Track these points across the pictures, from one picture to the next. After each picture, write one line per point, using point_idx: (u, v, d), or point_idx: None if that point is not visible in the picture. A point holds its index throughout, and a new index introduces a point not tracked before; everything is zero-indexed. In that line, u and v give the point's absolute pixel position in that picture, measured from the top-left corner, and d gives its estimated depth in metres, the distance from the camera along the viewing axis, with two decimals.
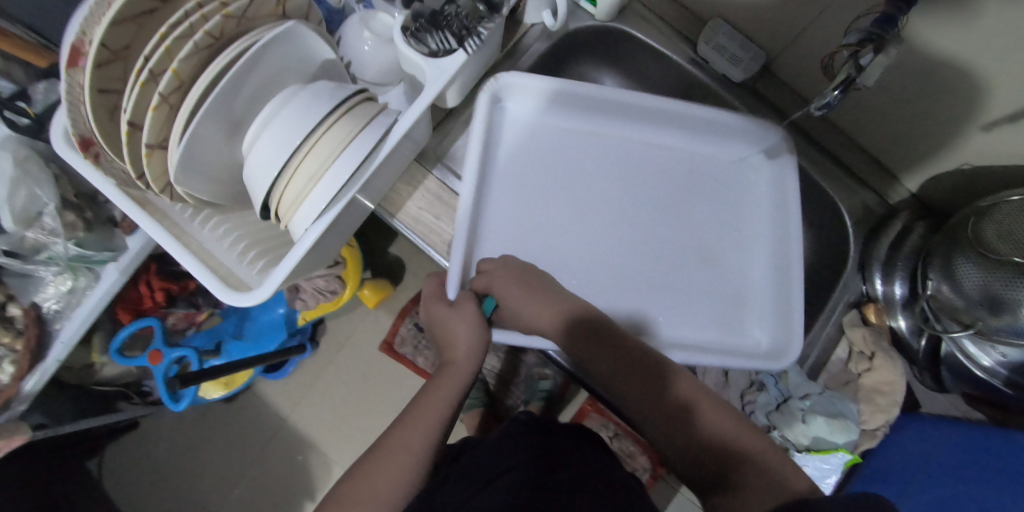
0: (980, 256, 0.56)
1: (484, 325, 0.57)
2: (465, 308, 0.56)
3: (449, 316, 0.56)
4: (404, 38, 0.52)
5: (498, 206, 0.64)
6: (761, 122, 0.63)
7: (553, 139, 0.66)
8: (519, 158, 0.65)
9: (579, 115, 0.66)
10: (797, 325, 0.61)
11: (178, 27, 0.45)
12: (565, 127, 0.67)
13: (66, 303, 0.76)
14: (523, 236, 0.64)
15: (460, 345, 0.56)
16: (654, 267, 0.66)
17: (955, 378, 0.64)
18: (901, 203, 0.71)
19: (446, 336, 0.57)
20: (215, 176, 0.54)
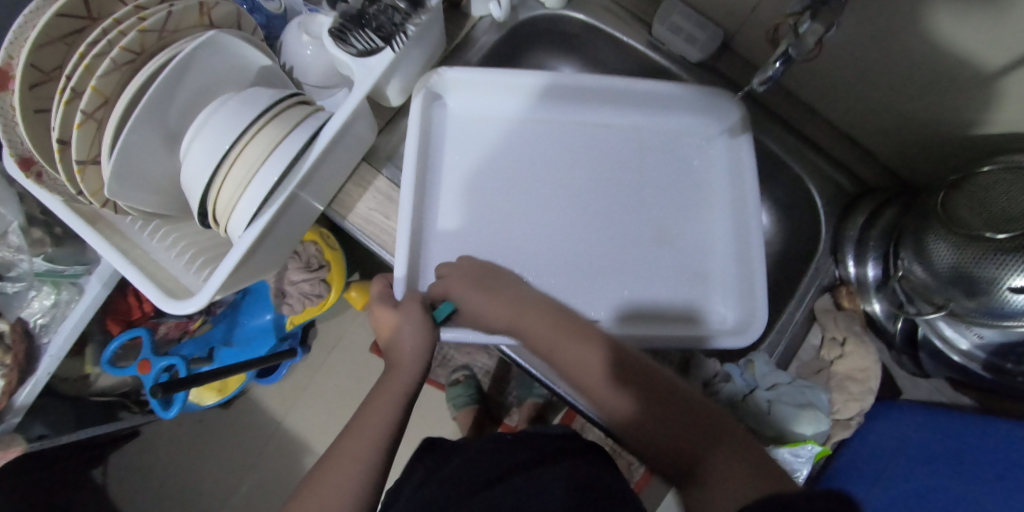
0: (947, 231, 0.53)
1: (429, 322, 0.56)
2: (409, 308, 0.56)
3: (393, 317, 0.56)
4: (332, 38, 0.51)
5: (450, 205, 0.63)
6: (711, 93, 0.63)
7: (505, 132, 0.66)
8: (471, 155, 0.65)
9: (539, 107, 0.66)
10: (760, 297, 0.59)
11: (95, 45, 0.46)
12: (526, 120, 0.67)
13: (51, 317, 0.77)
14: (478, 232, 0.63)
15: (406, 346, 0.55)
16: (616, 256, 0.64)
17: (936, 363, 0.61)
18: (876, 180, 0.67)
19: (390, 338, 0.56)
20: (158, 188, 0.55)
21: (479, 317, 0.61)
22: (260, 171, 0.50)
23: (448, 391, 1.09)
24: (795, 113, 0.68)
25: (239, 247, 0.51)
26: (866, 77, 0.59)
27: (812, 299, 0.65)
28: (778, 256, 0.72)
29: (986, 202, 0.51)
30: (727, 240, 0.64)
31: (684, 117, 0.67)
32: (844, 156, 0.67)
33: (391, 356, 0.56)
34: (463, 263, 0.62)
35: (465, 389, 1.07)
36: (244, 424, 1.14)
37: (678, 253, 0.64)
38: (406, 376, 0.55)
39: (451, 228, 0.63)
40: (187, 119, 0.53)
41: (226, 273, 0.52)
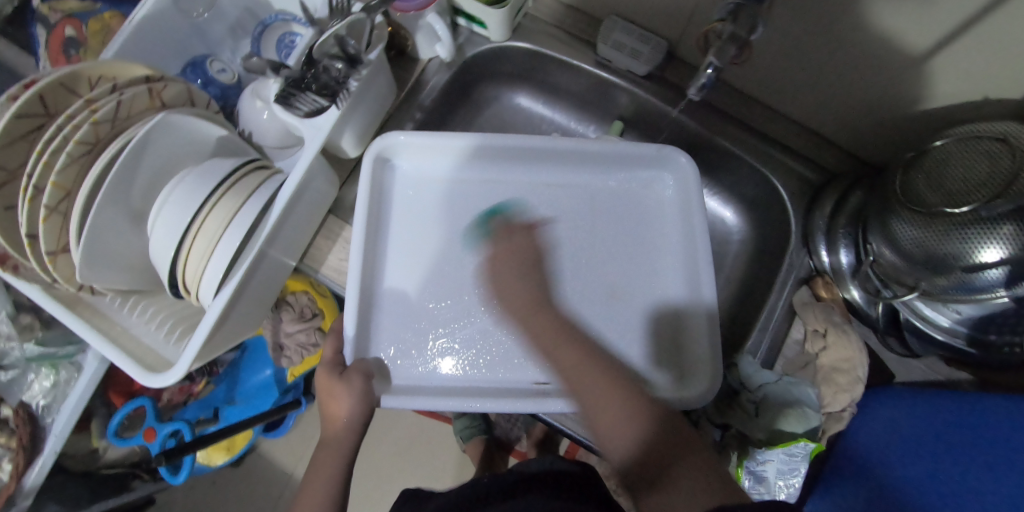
0: (909, 211, 0.53)
1: (369, 398, 0.56)
2: (352, 380, 0.55)
3: (332, 387, 0.56)
4: (278, 104, 0.53)
5: (400, 268, 0.63)
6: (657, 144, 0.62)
7: (456, 195, 0.65)
8: (417, 216, 0.65)
9: (489, 165, 0.66)
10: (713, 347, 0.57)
11: (52, 142, 0.48)
12: (476, 179, 0.66)
13: (53, 397, 0.79)
14: (428, 298, 0.62)
15: (341, 418, 0.55)
16: (566, 317, 0.62)
17: (923, 344, 0.60)
18: (838, 166, 0.67)
19: (329, 410, 0.56)
20: (128, 266, 0.56)
21: (430, 386, 0.59)
22: (222, 240, 0.52)
23: (456, 423, 1.08)
24: (749, 111, 0.68)
25: (210, 313, 0.52)
26: (810, 70, 0.59)
27: (790, 293, 0.64)
28: (754, 255, 0.72)
29: (944, 178, 0.52)
30: (681, 286, 0.62)
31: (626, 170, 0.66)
32: (803, 147, 0.68)
33: (328, 425, 0.56)
34: (414, 325, 0.61)
35: (472, 421, 1.06)
36: (257, 481, 1.14)
37: (635, 308, 0.62)
38: (341, 448, 0.56)
39: (402, 292, 0.62)
40: (150, 197, 0.55)
41: (199, 342, 0.52)
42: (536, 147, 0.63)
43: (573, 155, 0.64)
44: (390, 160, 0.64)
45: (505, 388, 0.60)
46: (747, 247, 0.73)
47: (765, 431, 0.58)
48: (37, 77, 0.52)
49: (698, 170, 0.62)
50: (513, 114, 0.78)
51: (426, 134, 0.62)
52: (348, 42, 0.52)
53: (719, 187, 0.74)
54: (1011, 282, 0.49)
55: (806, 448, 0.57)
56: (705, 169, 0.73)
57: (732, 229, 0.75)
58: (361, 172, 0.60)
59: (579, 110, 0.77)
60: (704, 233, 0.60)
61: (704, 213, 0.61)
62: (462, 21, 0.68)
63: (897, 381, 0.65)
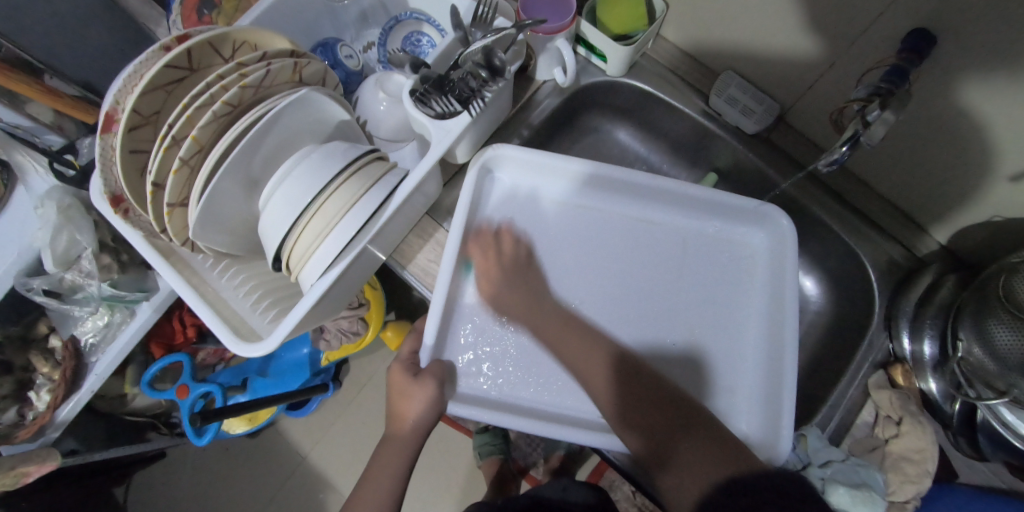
0: (1011, 315, 0.53)
1: (439, 404, 0.56)
2: (428, 385, 0.55)
3: (407, 388, 0.55)
4: (413, 99, 0.54)
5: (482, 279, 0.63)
6: (762, 202, 0.62)
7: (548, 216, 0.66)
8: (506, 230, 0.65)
9: (584, 192, 0.66)
10: (788, 415, 0.56)
11: (200, 98, 0.50)
12: (570, 205, 0.66)
13: (103, 337, 0.80)
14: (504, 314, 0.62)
15: (410, 419, 0.55)
16: None
17: (994, 446, 0.60)
18: (930, 256, 0.67)
19: (398, 408, 0.56)
20: (233, 228, 0.57)
21: (496, 401, 0.59)
22: (338, 224, 0.51)
23: (477, 437, 1.07)
24: (847, 185, 0.68)
25: (312, 294, 0.52)
26: (919, 160, 0.60)
27: (865, 374, 0.64)
28: (829, 329, 0.72)
29: None
30: (758, 352, 0.62)
31: (716, 223, 0.66)
32: (898, 231, 0.67)
33: (394, 422, 0.56)
34: (489, 340, 0.61)
35: (494, 438, 1.04)
36: (269, 457, 1.14)
37: (708, 366, 0.62)
38: (405, 448, 0.56)
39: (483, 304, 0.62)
40: (269, 166, 0.55)
41: (295, 319, 0.52)
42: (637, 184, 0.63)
43: (671, 197, 0.64)
44: (491, 172, 0.65)
45: (571, 417, 0.59)
46: (822, 319, 0.73)
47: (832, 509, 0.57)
48: (189, 34, 0.54)
49: (797, 234, 0.61)
50: (607, 146, 0.79)
51: (533, 152, 0.62)
52: (496, 54, 0.54)
53: (802, 254, 0.74)
54: None
55: None
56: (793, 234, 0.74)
57: (810, 298, 0.75)
58: (468, 181, 0.61)
59: (675, 154, 0.78)
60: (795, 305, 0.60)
61: (798, 279, 0.60)
62: (582, 49, 0.69)
63: (959, 480, 0.64)
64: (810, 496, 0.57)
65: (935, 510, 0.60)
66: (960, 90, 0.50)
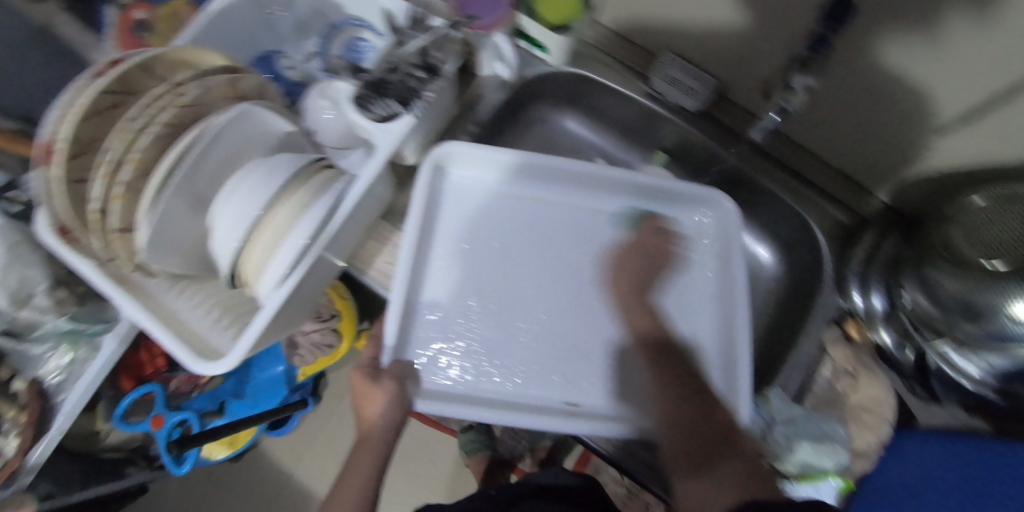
0: (946, 263, 0.56)
1: (403, 402, 0.56)
2: (387, 385, 0.55)
3: (369, 390, 0.55)
4: (354, 107, 0.54)
5: (440, 277, 0.63)
6: (706, 186, 0.66)
7: (501, 210, 0.67)
8: (460, 226, 0.65)
9: (535, 186, 0.68)
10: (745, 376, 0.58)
11: (137, 120, 0.49)
12: (522, 198, 0.67)
13: (67, 375, 0.78)
14: (459, 312, 0.62)
15: (375, 420, 0.55)
16: (595, 346, 0.63)
17: (946, 389, 0.63)
18: (872, 213, 0.70)
19: (363, 411, 0.55)
20: (185, 249, 0.56)
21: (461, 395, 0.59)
22: (289, 234, 0.52)
23: (461, 437, 1.07)
24: (788, 153, 0.71)
25: (269, 306, 0.52)
26: (853, 121, 0.62)
27: (821, 333, 0.66)
28: (784, 293, 0.74)
29: (978, 233, 0.56)
30: (712, 324, 0.64)
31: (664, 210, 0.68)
32: (840, 193, 0.70)
33: (361, 425, 0.56)
34: (450, 335, 0.61)
35: (477, 435, 1.05)
36: (254, 479, 1.13)
37: None
38: (375, 451, 0.56)
39: (442, 302, 0.62)
40: (216, 183, 0.55)
41: (254, 334, 0.52)
42: (586, 173, 0.65)
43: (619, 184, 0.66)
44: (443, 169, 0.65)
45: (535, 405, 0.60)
46: (777, 285, 0.75)
47: (797, 465, 0.59)
48: (123, 58, 0.53)
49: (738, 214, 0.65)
50: (558, 136, 0.80)
51: (484, 148, 0.63)
52: (430, 54, 0.56)
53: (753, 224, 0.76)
54: None
55: (834, 486, 0.59)
56: (743, 206, 0.76)
57: (764, 266, 0.77)
58: (421, 178, 0.61)
59: (624, 139, 0.79)
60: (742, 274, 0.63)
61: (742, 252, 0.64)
62: (523, 43, 0.70)
63: (917, 425, 0.67)
64: (774, 454, 0.59)
65: (895, 455, 0.63)
66: (881, 52, 0.53)
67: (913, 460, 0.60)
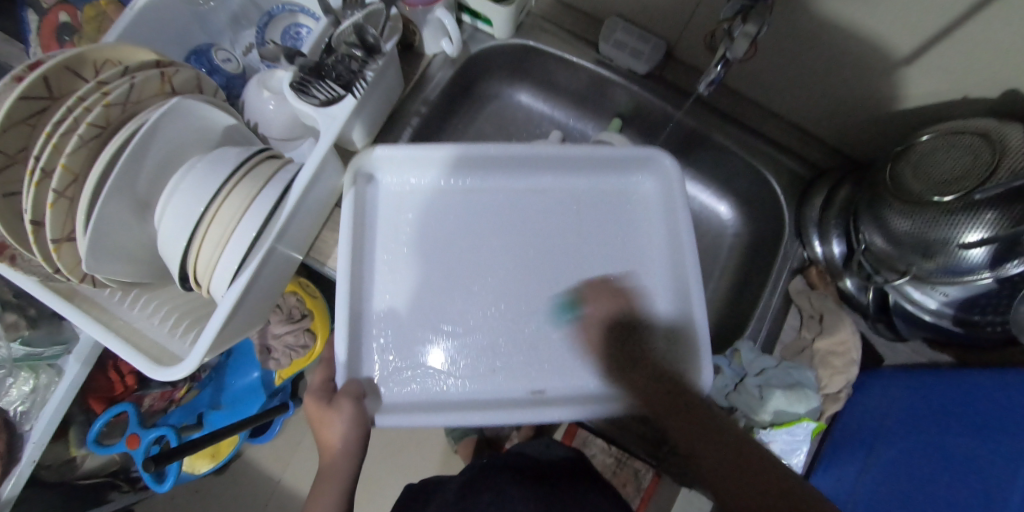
0: (898, 202, 0.56)
1: (362, 418, 0.55)
2: (343, 406, 0.54)
3: (325, 414, 0.55)
4: (293, 91, 0.52)
5: (387, 283, 0.62)
6: (638, 146, 0.64)
7: (442, 205, 0.65)
8: (403, 229, 0.64)
9: (472, 175, 0.66)
10: (703, 338, 0.58)
11: (62, 124, 0.47)
12: (462, 190, 0.66)
13: (32, 403, 0.76)
14: (411, 319, 0.61)
15: (336, 443, 0.54)
16: (555, 329, 0.62)
17: (909, 325, 0.64)
18: (827, 162, 0.70)
19: (322, 436, 0.55)
20: (133, 255, 0.54)
21: (424, 403, 0.59)
22: (236, 229, 0.50)
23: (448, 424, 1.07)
24: (741, 109, 0.71)
25: (224, 305, 0.51)
26: (800, 71, 0.62)
27: (785, 283, 0.67)
28: (748, 248, 0.75)
29: (925, 168, 0.56)
30: (666, 288, 0.63)
31: (611, 179, 0.67)
32: (795, 145, 0.70)
33: (324, 450, 0.56)
34: (403, 339, 0.60)
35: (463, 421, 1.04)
36: (242, 489, 1.11)
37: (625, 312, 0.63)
38: (340, 472, 0.55)
39: (393, 305, 0.61)
40: (157, 184, 0.53)
41: (210, 335, 0.50)
42: (519, 156, 0.63)
43: (558, 164, 0.65)
44: (375, 175, 0.63)
45: (498, 399, 0.60)
46: (741, 241, 0.76)
47: (770, 412, 0.60)
48: (42, 60, 0.50)
49: (681, 174, 0.64)
50: (513, 110, 0.79)
51: (409, 146, 0.61)
52: (368, 31, 0.53)
53: (713, 182, 0.76)
54: (994, 266, 0.52)
55: (809, 428, 0.60)
56: (702, 165, 0.76)
57: (726, 223, 0.77)
58: (347, 191, 0.60)
59: (578, 108, 0.78)
60: (689, 232, 0.63)
61: (688, 209, 0.63)
62: (467, 17, 0.69)
63: (885, 364, 0.69)
64: (747, 403, 0.61)
65: (865, 396, 0.64)
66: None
67: (881, 398, 0.62)
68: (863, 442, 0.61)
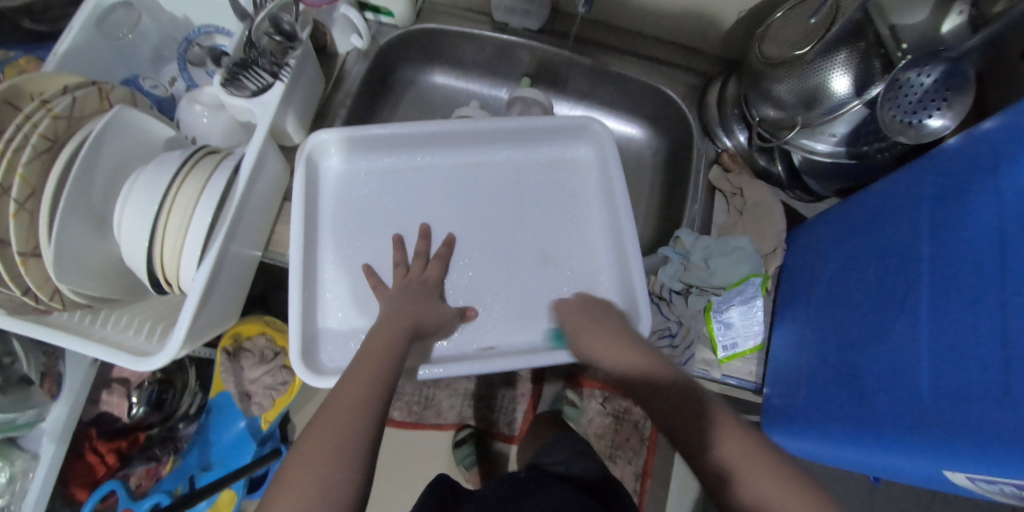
0: (773, 69, 0.65)
1: (413, 320, 0.59)
2: (421, 311, 0.60)
3: (413, 312, 0.59)
4: (222, 86, 0.56)
5: (342, 262, 0.66)
6: (574, 117, 0.71)
7: (384, 185, 0.69)
8: (349, 212, 0.68)
9: (406, 154, 0.70)
10: (631, 240, 0.66)
11: (12, 141, 0.48)
12: (400, 169, 0.70)
13: (11, 494, 0.72)
14: (360, 295, 0.65)
15: (382, 333, 0.56)
16: (507, 275, 0.68)
17: (819, 181, 0.71)
18: (712, 69, 0.80)
19: (379, 333, 0.56)
20: (101, 270, 0.55)
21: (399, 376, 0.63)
22: (194, 216, 0.54)
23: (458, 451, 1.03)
24: (631, 41, 0.80)
25: (194, 291, 0.53)
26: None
27: (705, 174, 0.75)
28: (667, 160, 0.83)
29: (788, 35, 0.64)
30: (604, 227, 0.70)
31: (539, 146, 0.73)
32: (681, 61, 0.80)
33: (372, 340, 0.55)
34: (357, 310, 0.64)
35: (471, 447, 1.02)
36: None
37: (568, 244, 0.70)
38: (383, 359, 0.53)
39: (349, 281, 0.65)
40: (112, 193, 0.54)
41: (187, 319, 0.53)
42: (451, 131, 0.69)
43: (491, 135, 0.71)
44: (316, 164, 0.68)
45: (449, 356, 0.64)
46: (661, 158, 0.84)
47: (719, 278, 0.67)
48: None
49: (604, 125, 0.71)
50: (430, 93, 0.86)
51: (344, 131, 0.66)
52: (283, 19, 0.59)
53: (622, 114, 0.85)
54: (861, 92, 0.59)
55: (756, 284, 0.66)
56: (609, 100, 0.84)
57: (643, 146, 0.85)
58: (295, 180, 0.64)
59: (489, 78, 0.86)
60: (617, 165, 0.70)
61: (616, 148, 0.71)
62: (370, 14, 0.76)
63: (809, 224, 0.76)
64: (696, 277, 0.68)
65: (800, 250, 0.71)
66: None
67: (810, 244, 0.69)
68: (802, 285, 0.68)
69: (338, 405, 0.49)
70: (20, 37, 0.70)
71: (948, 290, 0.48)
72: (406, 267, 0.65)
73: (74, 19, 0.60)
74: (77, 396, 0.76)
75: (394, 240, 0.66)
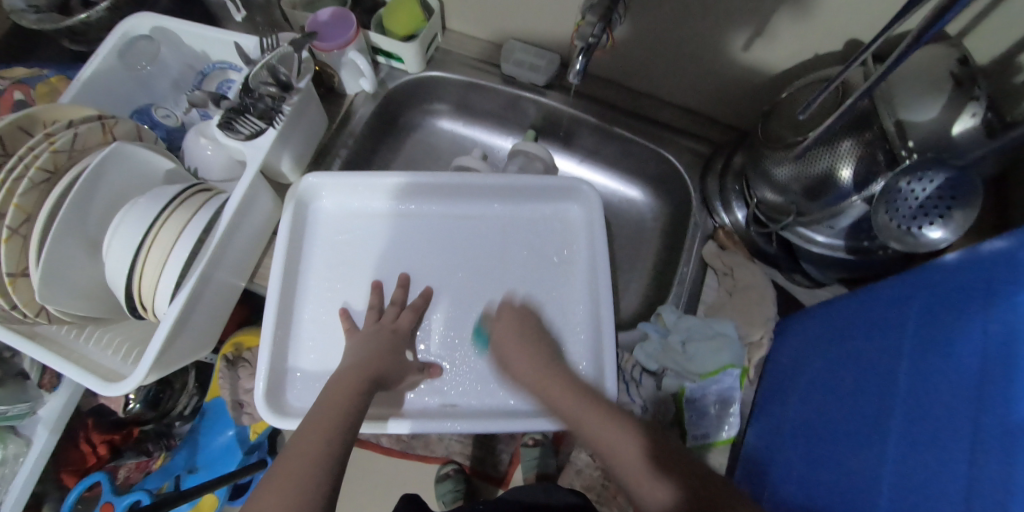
0: (776, 153, 0.62)
1: (375, 367, 0.59)
2: (387, 360, 0.60)
3: (378, 361, 0.60)
4: (220, 129, 0.59)
5: (320, 300, 0.67)
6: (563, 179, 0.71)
7: (375, 229, 0.71)
8: (335, 252, 0.69)
9: (401, 199, 0.72)
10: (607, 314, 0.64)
11: (13, 171, 0.52)
12: (395, 213, 0.72)
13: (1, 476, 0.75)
14: (332, 335, 0.66)
15: (347, 381, 0.56)
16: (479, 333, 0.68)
17: (819, 269, 0.67)
18: (722, 138, 0.77)
19: (342, 380, 0.56)
20: (88, 291, 0.58)
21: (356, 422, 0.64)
22: (173, 250, 0.57)
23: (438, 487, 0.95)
24: (640, 103, 0.78)
25: (165, 322, 0.56)
26: (674, 60, 0.70)
27: (699, 248, 0.73)
28: (667, 226, 0.80)
29: (793, 119, 0.61)
30: (584, 294, 0.69)
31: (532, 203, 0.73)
32: (690, 127, 0.77)
33: (336, 387, 0.55)
34: (326, 352, 0.65)
35: (456, 483, 0.94)
36: None
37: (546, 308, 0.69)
38: (342, 406, 0.53)
39: (323, 323, 0.66)
40: (105, 221, 0.58)
41: (154, 351, 0.55)
42: (442, 182, 0.70)
43: (481, 189, 0.71)
44: (312, 202, 0.70)
45: (419, 410, 0.64)
46: (661, 223, 0.82)
47: (695, 364, 0.64)
48: None
49: (596, 190, 0.71)
50: (438, 136, 0.87)
51: (341, 175, 0.68)
52: (279, 70, 0.61)
53: (627, 173, 0.83)
54: (860, 188, 0.55)
55: (735, 376, 0.64)
56: (614, 159, 0.83)
57: (645, 208, 0.83)
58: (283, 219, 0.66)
59: (497, 125, 0.86)
60: (602, 234, 0.70)
61: (604, 214, 0.71)
62: (382, 58, 0.78)
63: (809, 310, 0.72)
64: (673, 359, 0.66)
65: (791, 340, 0.67)
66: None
67: (800, 337, 0.65)
68: (786, 379, 0.64)
69: (298, 455, 0.48)
70: (62, 60, 0.76)
71: (918, 416, 0.44)
72: (380, 311, 0.65)
73: (102, 48, 0.65)
74: (73, 390, 0.80)
75: (372, 285, 0.67)
